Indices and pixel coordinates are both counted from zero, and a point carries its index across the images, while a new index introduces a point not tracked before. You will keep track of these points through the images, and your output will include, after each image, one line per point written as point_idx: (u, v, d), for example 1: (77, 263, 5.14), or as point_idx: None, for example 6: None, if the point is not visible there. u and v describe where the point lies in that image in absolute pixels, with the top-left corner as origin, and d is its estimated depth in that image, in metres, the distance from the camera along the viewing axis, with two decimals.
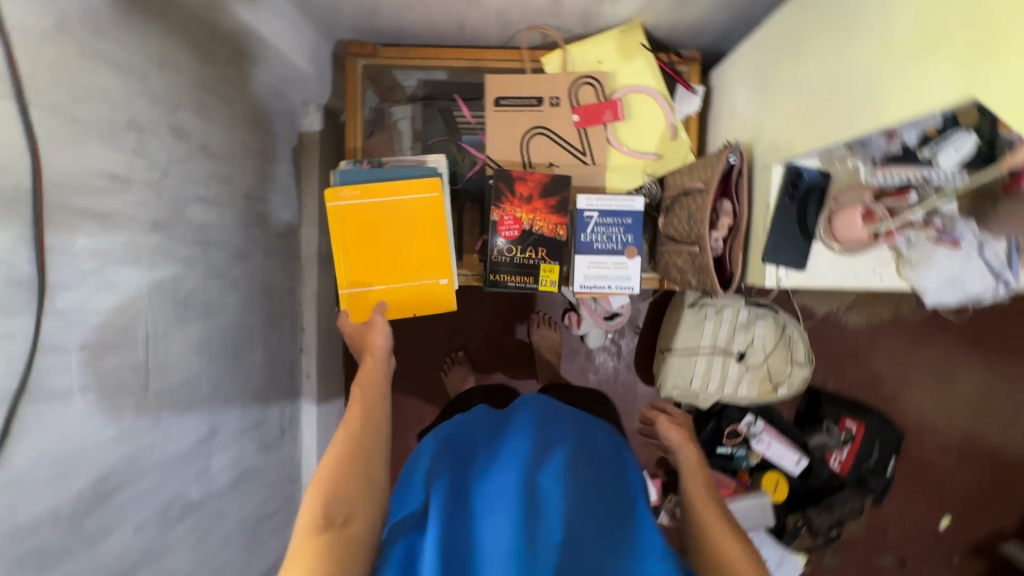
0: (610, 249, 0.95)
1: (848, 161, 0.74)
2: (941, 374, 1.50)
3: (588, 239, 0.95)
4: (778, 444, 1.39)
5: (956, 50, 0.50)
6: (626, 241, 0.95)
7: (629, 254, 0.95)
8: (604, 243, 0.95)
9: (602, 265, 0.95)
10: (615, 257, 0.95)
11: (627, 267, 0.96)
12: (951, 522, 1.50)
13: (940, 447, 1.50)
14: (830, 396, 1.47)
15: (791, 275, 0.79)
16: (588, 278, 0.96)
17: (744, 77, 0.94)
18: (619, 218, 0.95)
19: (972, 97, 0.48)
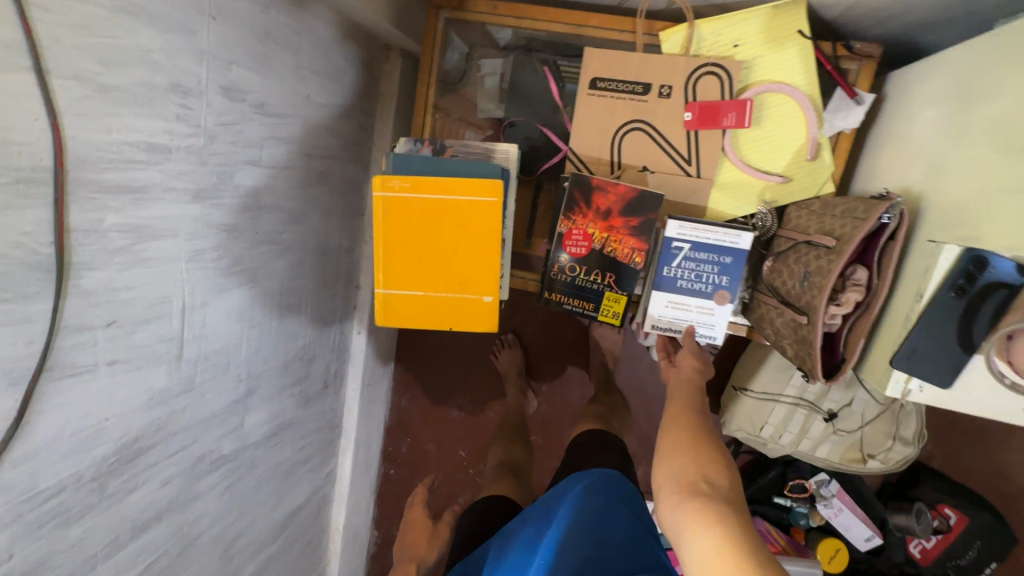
0: (696, 290, 0.79)
1: None
2: None
3: (670, 274, 0.79)
4: (850, 513, 1.21)
5: None
6: (717, 284, 0.78)
7: (719, 300, 0.79)
8: (690, 283, 0.79)
9: (682, 307, 0.80)
10: (701, 301, 0.80)
11: (712, 314, 0.80)
12: None
13: None
14: (933, 474, 1.25)
15: (927, 389, 0.59)
16: (661, 317, 0.82)
17: (937, 93, 0.68)
18: (715, 255, 0.77)
19: None
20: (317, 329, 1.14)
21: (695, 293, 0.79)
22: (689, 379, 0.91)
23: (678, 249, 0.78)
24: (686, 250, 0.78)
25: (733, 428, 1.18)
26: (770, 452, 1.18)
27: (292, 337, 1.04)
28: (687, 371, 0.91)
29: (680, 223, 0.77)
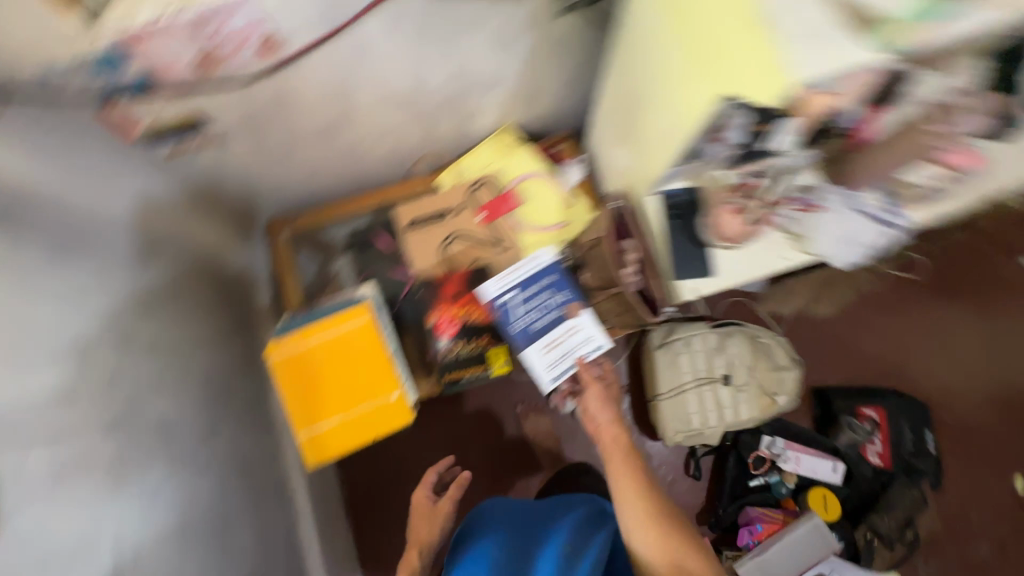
0: (550, 321, 0.97)
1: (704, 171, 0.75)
2: (929, 334, 1.50)
3: (522, 325, 0.97)
4: (806, 456, 1.33)
5: (710, 58, 0.59)
6: (562, 307, 0.98)
7: (573, 314, 0.98)
8: (541, 318, 0.97)
9: (554, 344, 0.97)
10: (562, 326, 0.98)
11: (576, 329, 0.98)
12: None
13: (963, 406, 1.46)
14: (838, 391, 1.43)
15: (704, 281, 0.89)
16: (546, 353, 0.97)
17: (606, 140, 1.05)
18: (541, 291, 0.97)
19: (733, 91, 0.56)
20: (265, 549, 1.09)
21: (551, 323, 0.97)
22: (614, 437, 0.96)
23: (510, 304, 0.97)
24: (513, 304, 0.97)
25: (672, 436, 1.30)
26: (712, 439, 1.30)
27: (239, 563, 0.99)
28: (600, 417, 0.99)
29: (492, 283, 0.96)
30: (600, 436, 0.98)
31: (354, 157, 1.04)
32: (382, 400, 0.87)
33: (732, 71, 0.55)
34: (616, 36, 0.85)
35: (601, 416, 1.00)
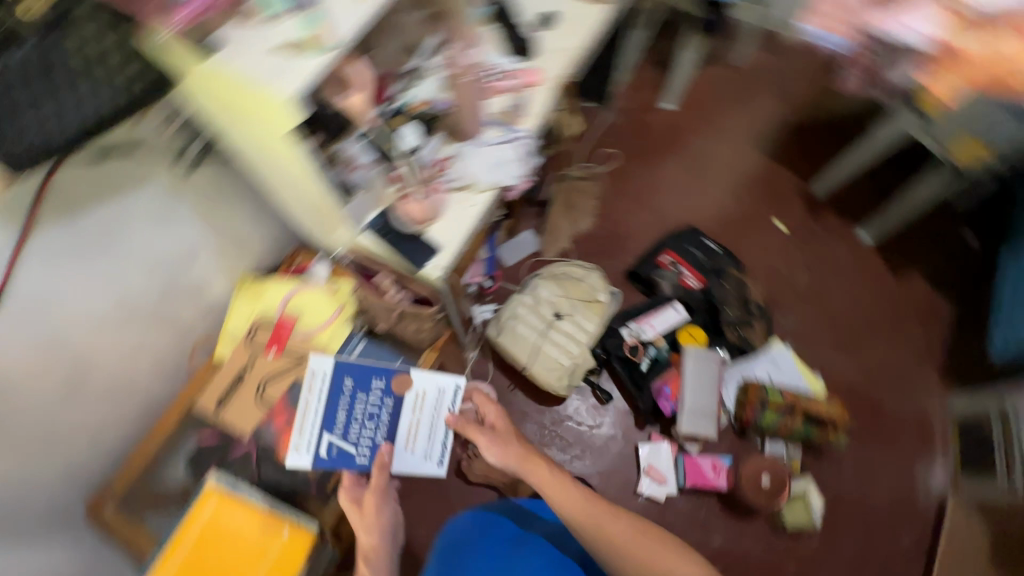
0: (389, 423, 1.14)
1: (377, 194, 1.02)
2: (657, 186, 1.88)
3: (370, 446, 1.11)
4: (654, 319, 1.56)
5: (256, 122, 0.76)
6: (387, 403, 1.12)
7: (399, 392, 1.13)
8: (377, 426, 1.12)
9: (409, 438, 1.17)
10: (404, 414, 1.15)
11: (418, 407, 1.16)
12: (783, 222, 1.81)
13: (714, 210, 1.84)
14: (637, 263, 1.71)
15: (441, 257, 1.03)
16: (405, 443, 1.17)
17: (314, 237, 1.19)
18: (361, 415, 1.11)
19: (279, 125, 0.73)
20: None
21: (386, 420, 1.13)
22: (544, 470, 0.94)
23: (337, 446, 1.09)
24: (337, 451, 1.08)
25: (559, 384, 1.45)
26: (586, 362, 1.47)
27: None
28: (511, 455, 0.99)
29: (296, 457, 1.06)
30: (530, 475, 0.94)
31: (124, 391, 1.06)
32: (269, 556, 0.96)
33: (265, 116, 0.73)
34: (240, 167, 1.03)
35: (513, 462, 0.97)
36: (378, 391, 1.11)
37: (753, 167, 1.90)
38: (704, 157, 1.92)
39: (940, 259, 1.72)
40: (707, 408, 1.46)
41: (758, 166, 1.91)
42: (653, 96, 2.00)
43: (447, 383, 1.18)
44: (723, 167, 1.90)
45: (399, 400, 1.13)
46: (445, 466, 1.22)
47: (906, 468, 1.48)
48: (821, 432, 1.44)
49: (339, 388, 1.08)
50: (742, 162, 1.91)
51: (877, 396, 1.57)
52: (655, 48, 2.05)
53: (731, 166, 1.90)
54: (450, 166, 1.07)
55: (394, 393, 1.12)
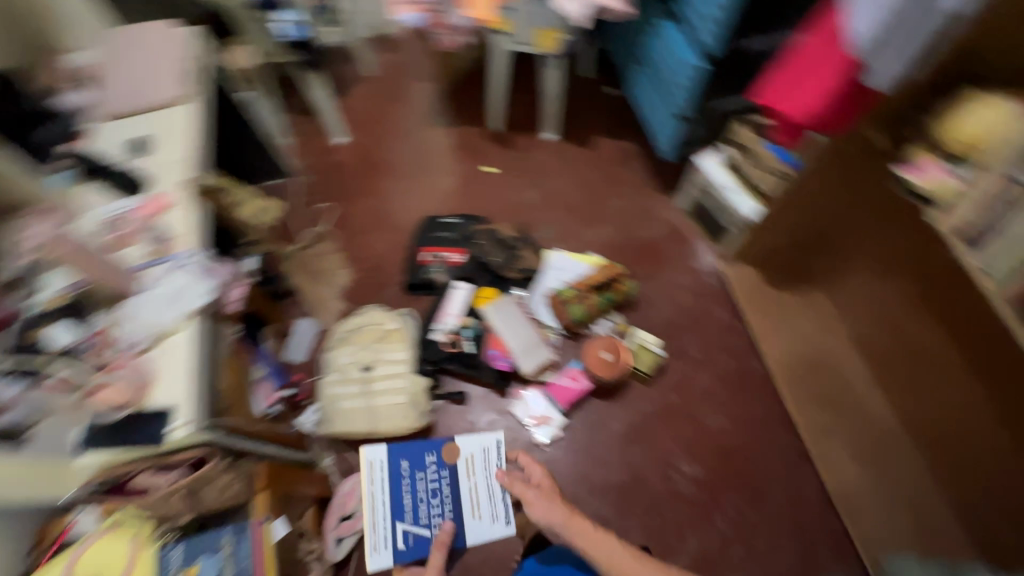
0: (450, 498, 1.41)
1: (49, 412, 0.94)
2: (380, 206, 1.96)
3: (439, 525, 1.38)
4: (446, 308, 1.64)
5: None
6: (445, 480, 1.42)
7: (449, 457, 1.45)
8: (439, 501, 1.40)
9: (475, 507, 1.41)
10: (465, 485, 1.43)
11: (472, 465, 1.45)
12: (489, 166, 2.03)
13: (436, 192, 1.99)
14: (408, 276, 1.78)
15: (180, 415, 0.94)
16: (473, 513, 1.41)
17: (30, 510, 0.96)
18: (428, 496, 1.41)
19: None
20: None
21: (448, 492, 1.41)
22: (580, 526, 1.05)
23: (409, 529, 1.36)
24: (411, 536, 1.36)
25: (412, 420, 1.45)
26: (420, 384, 1.49)
27: None
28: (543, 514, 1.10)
29: (379, 554, 1.34)
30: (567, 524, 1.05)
31: None
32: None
33: None
34: None
35: (558, 519, 1.06)
36: (433, 467, 1.44)
37: (440, 142, 2.09)
38: (399, 160, 2.06)
39: (602, 116, 2.08)
40: (531, 339, 1.57)
41: (443, 138, 2.10)
42: (322, 142, 2.07)
43: (490, 441, 1.49)
44: (419, 157, 2.06)
45: (453, 468, 1.44)
46: (514, 524, 1.40)
47: (684, 266, 1.79)
48: (616, 291, 1.64)
49: (398, 471, 1.42)
50: (429, 144, 2.09)
51: (634, 235, 1.86)
52: (295, 106, 2.12)
53: (424, 153, 2.07)
54: (119, 333, 1.01)
55: (449, 463, 1.44)
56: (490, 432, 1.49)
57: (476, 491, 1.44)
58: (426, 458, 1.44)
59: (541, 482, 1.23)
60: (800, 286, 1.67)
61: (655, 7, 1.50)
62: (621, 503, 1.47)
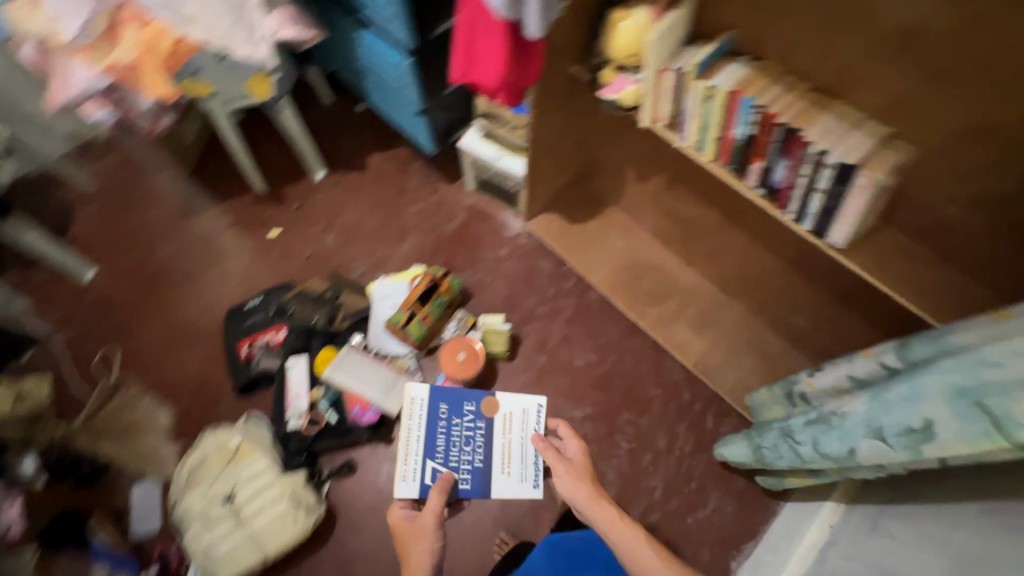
0: (478, 456, 1.42)
1: None
2: (171, 321, 1.73)
3: (467, 472, 1.40)
4: (291, 393, 1.53)
5: None
6: (478, 438, 1.44)
7: (491, 411, 1.46)
8: (470, 457, 1.41)
9: (508, 462, 1.42)
10: (500, 439, 1.44)
11: (512, 417, 1.46)
12: (272, 230, 1.90)
13: (227, 279, 1.80)
14: (234, 378, 1.60)
15: None
16: (506, 467, 1.42)
17: None
18: (461, 443, 1.42)
19: None
20: None
21: (482, 441, 1.43)
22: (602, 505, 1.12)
23: (439, 469, 1.39)
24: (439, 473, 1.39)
25: (307, 519, 1.32)
26: (298, 480, 1.36)
27: None
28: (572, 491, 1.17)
29: (405, 481, 1.36)
30: (590, 504, 1.14)
31: None
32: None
33: None
34: None
35: (582, 496, 1.16)
36: (472, 415, 1.46)
37: (207, 227, 1.90)
38: (170, 265, 1.83)
39: (361, 135, 2.05)
40: (387, 376, 1.50)
41: (210, 222, 1.91)
42: (69, 287, 1.77)
43: (530, 404, 1.48)
44: (191, 253, 1.85)
45: (490, 421, 1.46)
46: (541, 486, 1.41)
47: (496, 238, 1.86)
48: (444, 291, 1.59)
49: (437, 412, 1.45)
50: (196, 235, 1.89)
51: (441, 231, 1.89)
52: (20, 261, 1.79)
53: (195, 246, 1.87)
54: None
55: (487, 415, 1.46)
56: (532, 396, 1.49)
57: (510, 448, 1.45)
58: (466, 406, 1.46)
59: (577, 455, 1.27)
60: (594, 211, 1.83)
61: (344, 19, 1.46)
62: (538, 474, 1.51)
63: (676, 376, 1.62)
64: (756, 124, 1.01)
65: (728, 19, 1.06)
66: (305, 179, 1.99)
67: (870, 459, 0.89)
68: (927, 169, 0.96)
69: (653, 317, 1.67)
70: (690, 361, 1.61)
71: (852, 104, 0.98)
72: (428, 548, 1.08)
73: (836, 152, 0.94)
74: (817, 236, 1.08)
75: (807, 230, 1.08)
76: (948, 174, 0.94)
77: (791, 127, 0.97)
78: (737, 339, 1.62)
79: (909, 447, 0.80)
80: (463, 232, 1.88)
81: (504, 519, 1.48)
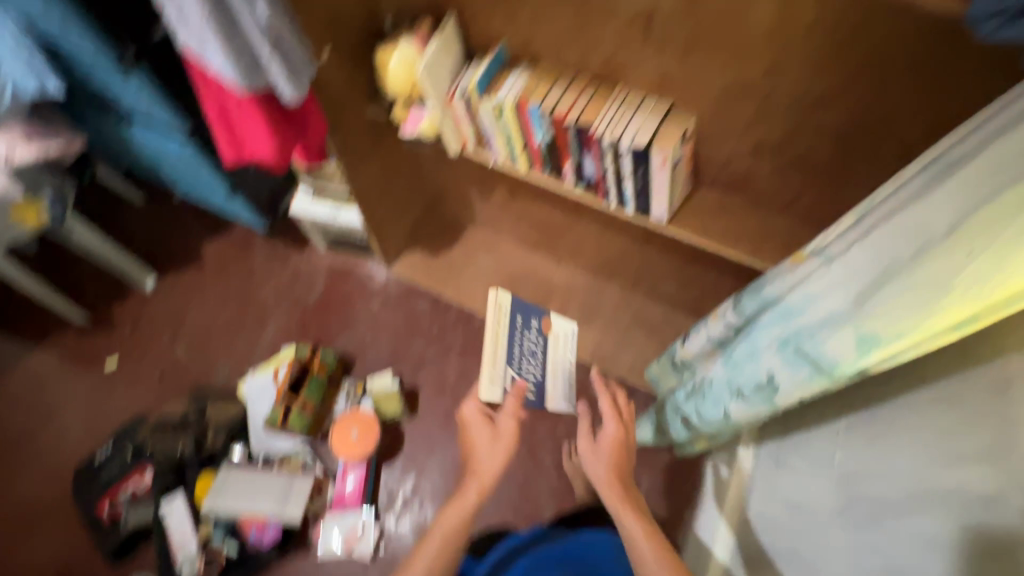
0: (540, 365, 1.37)
1: None
2: (9, 508, 1.46)
3: (535, 380, 1.33)
4: (175, 537, 1.34)
5: None
6: (540, 351, 1.38)
7: (547, 322, 1.43)
8: (537, 365, 1.36)
9: (559, 369, 1.40)
10: (552, 344, 1.43)
11: (565, 331, 1.46)
12: (110, 361, 1.66)
13: (67, 436, 1.54)
14: (101, 545, 1.37)
15: None
16: (557, 373, 1.40)
17: None
18: (530, 358, 1.36)
19: None
20: None
21: (540, 355, 1.39)
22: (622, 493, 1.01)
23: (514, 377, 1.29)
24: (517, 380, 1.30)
25: None
26: None
27: None
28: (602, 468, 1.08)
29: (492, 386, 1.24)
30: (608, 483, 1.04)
31: None
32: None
33: None
34: None
35: (602, 478, 1.05)
36: (535, 330, 1.41)
37: (28, 385, 1.63)
38: None
39: (186, 226, 1.84)
40: (280, 481, 1.37)
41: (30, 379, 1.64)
42: None
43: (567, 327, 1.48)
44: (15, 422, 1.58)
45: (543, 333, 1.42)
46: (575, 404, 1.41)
47: (364, 292, 1.76)
48: (318, 371, 1.47)
49: (513, 325, 1.34)
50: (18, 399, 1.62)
51: (304, 302, 1.75)
52: None
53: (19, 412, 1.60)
54: None
55: (544, 325, 1.42)
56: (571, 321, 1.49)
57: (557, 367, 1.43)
58: (532, 321, 1.40)
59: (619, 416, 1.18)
60: (453, 235, 1.78)
61: (104, 115, 1.28)
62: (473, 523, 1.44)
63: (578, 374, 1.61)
64: (551, 127, 1.01)
65: (492, 31, 1.03)
66: (135, 291, 1.76)
67: (744, 417, 0.92)
68: (713, 132, 1.00)
69: None
70: (586, 354, 1.62)
71: (630, 88, 1.00)
72: (494, 456, 1.10)
73: (627, 138, 0.95)
74: (643, 216, 1.10)
75: (632, 212, 1.10)
76: (730, 134, 0.99)
77: (580, 125, 0.97)
78: (623, 319, 1.65)
79: (765, 401, 0.83)
80: (327, 296, 1.76)
81: None
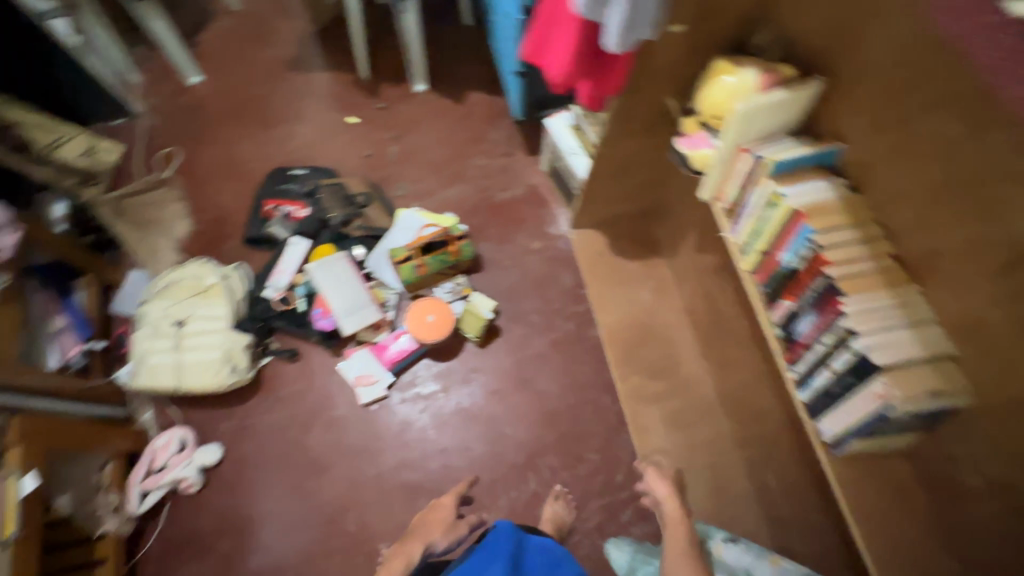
0: (861, 413, 0.78)
1: None
2: (233, 151, 1.88)
3: (834, 395, 0.83)
4: (282, 263, 1.61)
5: None
6: (863, 406, 0.78)
7: (878, 393, 0.74)
8: (854, 412, 0.80)
9: (849, 406, 0.80)
10: (862, 397, 0.77)
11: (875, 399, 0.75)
12: (354, 115, 1.95)
13: (293, 142, 1.90)
14: (248, 227, 1.71)
15: None
16: (844, 407, 0.81)
17: None
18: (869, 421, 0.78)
19: None
20: None
21: (860, 412, 0.78)
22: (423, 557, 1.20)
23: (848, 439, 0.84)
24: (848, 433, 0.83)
25: (223, 376, 1.44)
26: (240, 339, 1.48)
27: None
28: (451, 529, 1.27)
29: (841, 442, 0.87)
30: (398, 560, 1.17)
31: None
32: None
33: None
34: None
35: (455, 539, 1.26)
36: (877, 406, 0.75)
37: (303, 87, 2.00)
38: (257, 104, 1.96)
39: (477, 70, 2.01)
40: (361, 297, 1.54)
41: (307, 84, 2.01)
42: (180, 78, 1.99)
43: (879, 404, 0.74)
44: (279, 102, 1.97)
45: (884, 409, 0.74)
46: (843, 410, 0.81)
47: (538, 227, 1.77)
48: (450, 252, 1.55)
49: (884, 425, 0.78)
50: (291, 91, 1.99)
51: (493, 193, 1.82)
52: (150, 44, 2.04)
53: (285, 98, 1.98)
54: None
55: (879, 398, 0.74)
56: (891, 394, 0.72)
57: (859, 407, 0.78)
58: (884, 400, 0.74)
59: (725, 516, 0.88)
60: (643, 252, 1.69)
61: None
62: (437, 462, 1.49)
63: (619, 454, 1.49)
64: (806, 259, 0.84)
65: (847, 129, 0.86)
66: (406, 84, 1.99)
67: None
68: (974, 426, 0.75)
69: (631, 385, 1.54)
70: (641, 447, 1.48)
71: (928, 303, 0.77)
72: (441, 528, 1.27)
73: (868, 339, 0.75)
74: (809, 414, 0.90)
75: (801, 399, 0.91)
76: (988, 445, 0.73)
77: (833, 283, 0.79)
78: (700, 457, 1.45)
79: None
80: (510, 204, 1.81)
81: (381, 480, 1.47)
